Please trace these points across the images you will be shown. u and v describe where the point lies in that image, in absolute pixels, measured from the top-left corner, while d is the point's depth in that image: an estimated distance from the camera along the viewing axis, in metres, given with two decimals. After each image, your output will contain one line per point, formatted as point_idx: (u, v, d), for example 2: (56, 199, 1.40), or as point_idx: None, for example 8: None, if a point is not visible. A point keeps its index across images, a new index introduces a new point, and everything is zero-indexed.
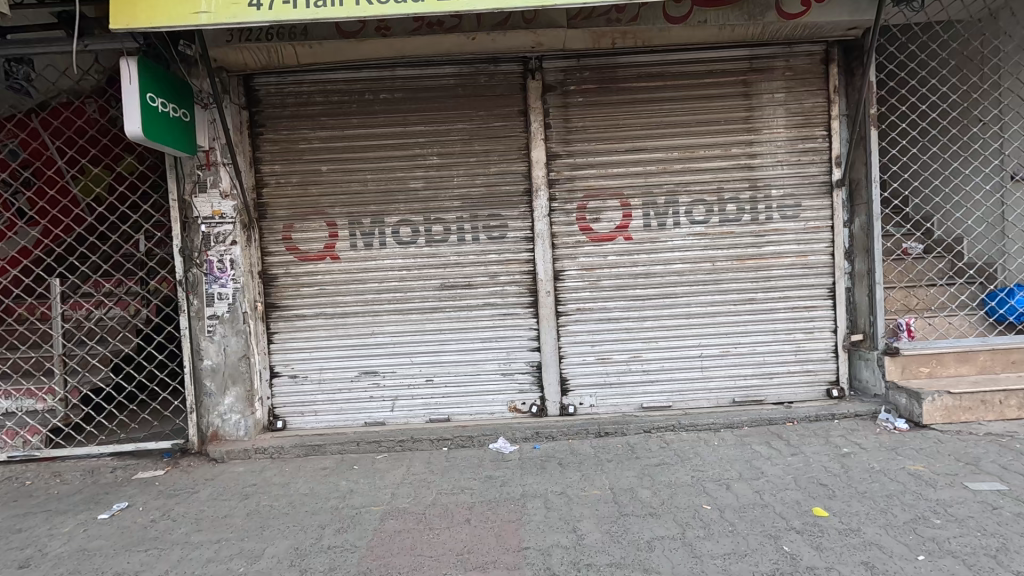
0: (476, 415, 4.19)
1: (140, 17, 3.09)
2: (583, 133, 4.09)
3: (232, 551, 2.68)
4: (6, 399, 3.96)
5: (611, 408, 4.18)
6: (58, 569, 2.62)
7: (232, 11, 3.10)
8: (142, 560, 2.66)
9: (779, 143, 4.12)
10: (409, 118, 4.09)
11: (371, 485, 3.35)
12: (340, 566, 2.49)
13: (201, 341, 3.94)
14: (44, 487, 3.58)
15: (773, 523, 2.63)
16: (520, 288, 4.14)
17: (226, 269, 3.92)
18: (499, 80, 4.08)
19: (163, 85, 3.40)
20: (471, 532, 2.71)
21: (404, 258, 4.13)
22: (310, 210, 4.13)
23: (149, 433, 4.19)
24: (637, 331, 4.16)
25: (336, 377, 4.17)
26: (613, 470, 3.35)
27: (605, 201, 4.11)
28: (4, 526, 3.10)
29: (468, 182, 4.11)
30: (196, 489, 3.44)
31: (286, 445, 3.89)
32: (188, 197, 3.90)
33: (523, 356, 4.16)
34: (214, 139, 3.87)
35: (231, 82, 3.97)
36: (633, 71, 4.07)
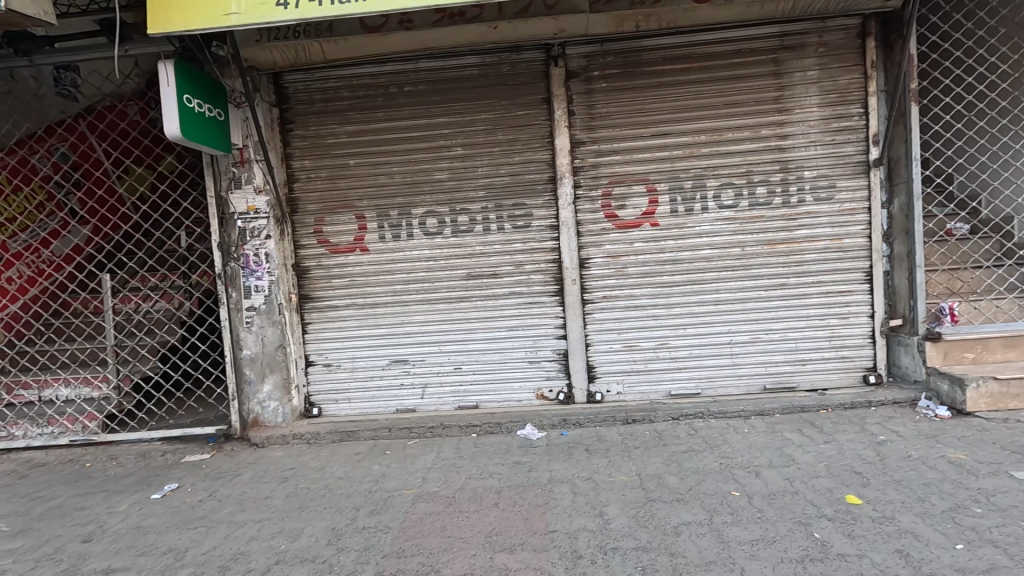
0: (504, 402, 4.25)
1: (174, 18, 3.22)
2: (607, 119, 4.05)
3: (273, 530, 2.82)
4: (66, 387, 4.21)
5: (639, 395, 4.18)
6: (116, 544, 2.81)
7: (261, 11, 3.19)
8: (192, 537, 2.83)
9: (811, 123, 3.99)
10: (434, 110, 4.13)
11: (402, 469, 3.46)
12: (375, 546, 2.59)
13: (240, 332, 4.11)
14: (102, 469, 3.84)
15: (803, 511, 2.60)
16: (546, 277, 4.16)
17: (262, 262, 4.08)
18: (522, 68, 4.06)
19: (198, 85, 3.53)
20: (499, 515, 2.78)
21: (431, 249, 4.20)
22: (339, 203, 4.23)
23: (194, 420, 4.42)
24: (664, 318, 4.13)
25: (368, 366, 4.29)
26: (640, 456, 3.36)
27: (630, 187, 4.07)
28: (68, 504, 3.34)
29: (492, 172, 4.14)
30: (239, 472, 3.62)
31: (322, 432, 4.04)
32: (225, 194, 4.05)
33: (550, 344, 4.19)
34: (247, 137, 4.01)
35: (262, 81, 4.09)
36: (658, 54, 3.99)
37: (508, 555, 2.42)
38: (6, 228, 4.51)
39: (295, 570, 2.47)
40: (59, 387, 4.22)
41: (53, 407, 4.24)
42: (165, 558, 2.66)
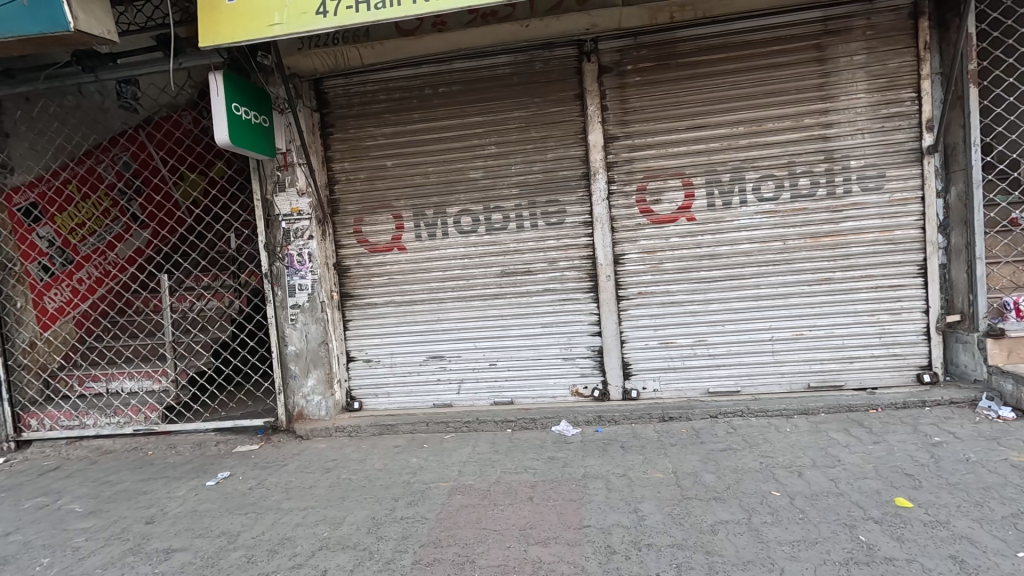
0: (539, 398, 4.28)
1: (224, 34, 3.41)
2: (641, 113, 4.00)
3: (318, 518, 2.95)
4: (131, 380, 4.55)
5: (676, 392, 4.11)
6: (176, 526, 3.01)
7: (302, 20, 3.32)
8: (243, 522, 2.99)
9: (858, 110, 3.82)
10: (468, 110, 4.19)
11: (439, 462, 3.55)
12: (412, 535, 2.67)
13: (285, 328, 4.30)
14: (162, 457, 4.11)
15: (848, 512, 2.51)
16: (580, 273, 4.16)
17: (305, 262, 4.25)
18: (554, 65, 4.07)
19: (244, 93, 3.72)
20: (534, 509, 2.81)
21: (465, 247, 4.26)
22: (377, 204, 4.36)
23: (245, 412, 4.65)
24: (702, 314, 4.04)
25: (406, 361, 4.41)
26: (676, 454, 3.32)
27: (666, 182, 4.01)
28: (133, 488, 3.60)
29: (525, 170, 4.17)
30: (285, 462, 3.80)
31: (363, 424, 4.19)
32: (270, 196, 4.24)
33: (584, 341, 4.19)
34: (291, 142, 4.19)
35: (303, 87, 4.26)
36: (694, 45, 3.91)
37: (542, 549, 2.45)
38: (77, 232, 4.91)
39: (338, 555, 2.57)
40: (125, 380, 4.56)
41: (120, 398, 4.55)
42: (219, 540, 2.82)
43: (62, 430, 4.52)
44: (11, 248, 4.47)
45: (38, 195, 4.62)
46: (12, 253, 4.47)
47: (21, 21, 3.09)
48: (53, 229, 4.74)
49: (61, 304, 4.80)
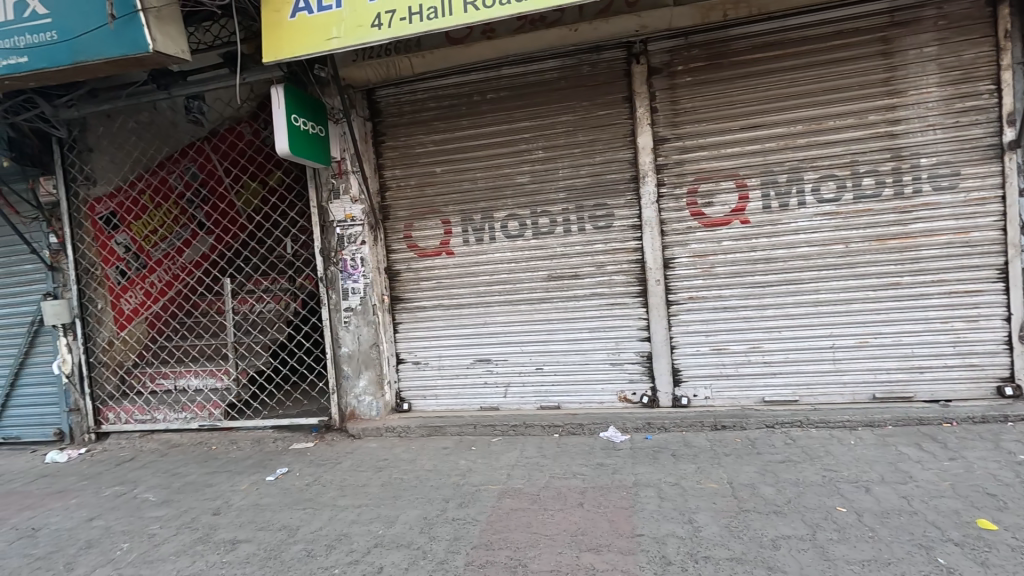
0: (586, 403, 4.24)
1: (285, 49, 3.58)
2: (692, 114, 3.92)
3: (372, 516, 3.03)
4: (197, 378, 4.82)
5: (729, 400, 3.99)
6: (240, 518, 3.17)
7: (357, 33, 3.44)
8: (302, 517, 3.11)
9: (929, 105, 3.60)
10: (515, 115, 4.22)
11: (488, 465, 3.57)
12: (464, 536, 2.71)
13: (339, 330, 4.46)
14: (225, 452, 4.33)
15: (924, 533, 2.36)
16: (628, 277, 4.10)
17: (358, 266, 4.40)
18: (602, 68, 4.04)
19: (302, 105, 3.91)
20: (584, 515, 2.79)
21: (512, 251, 4.29)
22: (427, 209, 4.45)
23: (300, 411, 4.83)
24: (757, 320, 3.90)
25: (454, 364, 4.47)
26: (731, 464, 3.22)
27: (719, 183, 3.90)
28: (200, 480, 3.81)
29: (573, 174, 4.15)
30: (339, 460, 3.93)
31: (412, 426, 4.27)
32: (326, 204, 4.42)
33: (633, 346, 4.12)
34: (344, 150, 4.34)
35: (356, 97, 4.40)
36: (748, 43, 3.79)
37: (594, 555, 2.42)
38: (151, 239, 5.22)
39: (393, 553, 2.63)
40: (191, 377, 4.84)
41: (187, 395, 4.84)
42: (280, 533, 2.94)
43: (137, 423, 4.86)
44: (93, 254, 4.98)
45: (117, 204, 5.05)
46: (94, 259, 4.98)
47: (106, 45, 3.35)
48: (130, 237, 5.12)
49: (136, 305, 5.17)
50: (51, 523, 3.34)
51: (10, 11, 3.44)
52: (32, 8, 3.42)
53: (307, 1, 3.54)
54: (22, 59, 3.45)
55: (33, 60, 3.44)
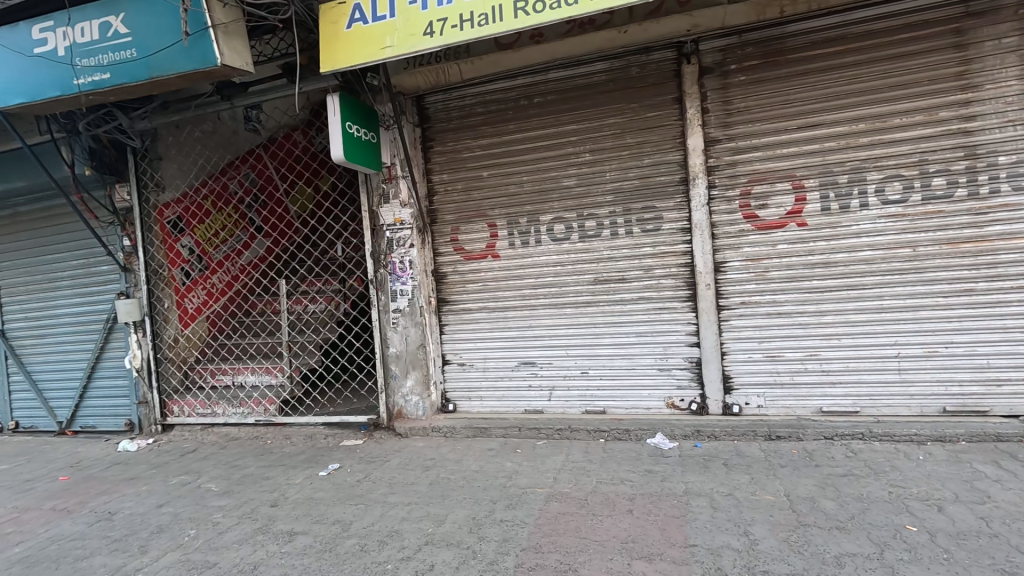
0: (632, 409, 4.19)
1: (341, 59, 3.72)
2: (745, 114, 3.81)
3: (422, 514, 3.09)
4: (252, 375, 5.05)
5: (784, 410, 3.84)
6: (296, 511, 3.29)
7: (410, 42, 3.53)
8: (354, 512, 3.20)
9: (1008, 100, 3.38)
10: (562, 119, 4.22)
11: (533, 468, 3.58)
12: (513, 538, 2.72)
13: (388, 331, 4.59)
14: (280, 446, 4.51)
15: (1007, 557, 2.21)
16: (677, 281, 4.02)
17: (406, 269, 4.50)
18: (652, 69, 3.99)
19: (356, 113, 4.06)
20: (634, 522, 2.74)
21: (558, 254, 4.28)
22: (473, 213, 4.51)
23: (350, 409, 4.98)
24: (815, 327, 3.75)
25: (498, 366, 4.50)
26: (788, 476, 3.10)
27: (773, 185, 3.78)
28: (257, 473, 3.99)
29: (620, 176, 4.12)
30: (388, 458, 4.03)
31: (457, 426, 4.33)
32: (376, 208, 4.56)
33: (681, 351, 4.04)
34: (395, 156, 4.46)
35: (406, 104, 4.52)
36: (807, 39, 3.66)
37: (646, 564, 2.39)
38: (212, 241, 5.51)
39: (443, 552, 2.67)
40: (248, 374, 5.08)
41: (244, 391, 5.07)
42: (334, 527, 3.04)
43: (198, 417, 5.13)
44: (162, 255, 5.28)
45: (183, 209, 5.34)
46: (162, 261, 5.28)
47: (179, 59, 3.57)
48: (194, 240, 5.43)
49: (198, 304, 5.48)
50: (124, 508, 3.57)
51: (95, 31, 3.72)
52: (115, 27, 3.69)
53: (362, 12, 3.66)
54: (105, 76, 3.72)
55: (115, 75, 3.70)
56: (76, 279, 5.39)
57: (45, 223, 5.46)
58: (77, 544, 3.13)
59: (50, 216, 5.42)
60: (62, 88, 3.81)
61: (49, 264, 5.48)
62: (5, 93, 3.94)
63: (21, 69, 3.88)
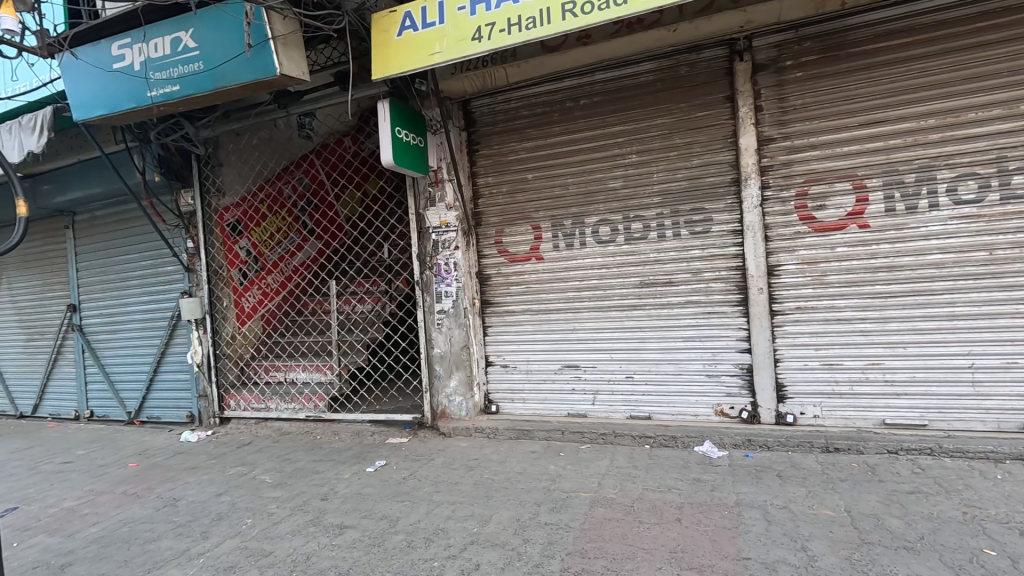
0: (679, 415, 4.08)
1: (391, 66, 3.82)
2: (802, 112, 3.66)
3: (466, 513, 3.11)
4: (304, 372, 5.27)
5: (843, 421, 3.65)
6: (346, 505, 3.39)
7: (458, 47, 3.59)
8: (401, 508, 3.27)
9: None
10: (609, 120, 4.18)
11: (578, 472, 3.55)
12: (558, 542, 2.70)
13: (433, 332, 4.67)
14: (329, 442, 4.66)
15: None
16: (728, 285, 3.91)
17: (451, 271, 4.57)
18: (701, 68, 3.90)
19: (405, 118, 4.16)
20: (683, 532, 2.67)
21: (603, 257, 4.24)
22: (518, 215, 4.52)
23: (395, 407, 5.09)
24: (878, 335, 3.55)
25: (541, 369, 4.49)
26: (848, 490, 2.95)
27: (833, 185, 3.61)
28: (308, 467, 4.14)
29: (668, 177, 4.03)
30: (432, 456, 4.09)
31: (500, 428, 4.35)
32: (423, 210, 4.66)
33: (731, 357, 3.92)
34: (441, 159, 4.55)
35: (453, 108, 4.60)
36: (870, 31, 3.48)
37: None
38: (268, 243, 5.81)
39: (489, 552, 2.69)
40: (299, 371, 5.30)
41: (295, 387, 5.27)
42: (382, 523, 3.11)
43: (253, 411, 5.37)
44: (221, 256, 5.56)
45: (242, 212, 5.63)
46: (222, 261, 5.55)
47: (241, 71, 3.76)
48: (250, 242, 5.72)
49: (254, 303, 5.76)
50: (187, 495, 3.78)
51: (167, 46, 3.96)
52: (184, 42, 3.92)
53: (413, 19, 3.75)
54: (174, 88, 3.97)
55: (184, 87, 3.94)
56: (145, 279, 5.76)
57: (119, 226, 5.87)
58: (145, 527, 3.33)
59: (124, 219, 5.82)
60: (136, 100, 4.09)
61: (122, 264, 5.88)
62: (87, 106, 4.26)
63: (101, 83, 4.18)
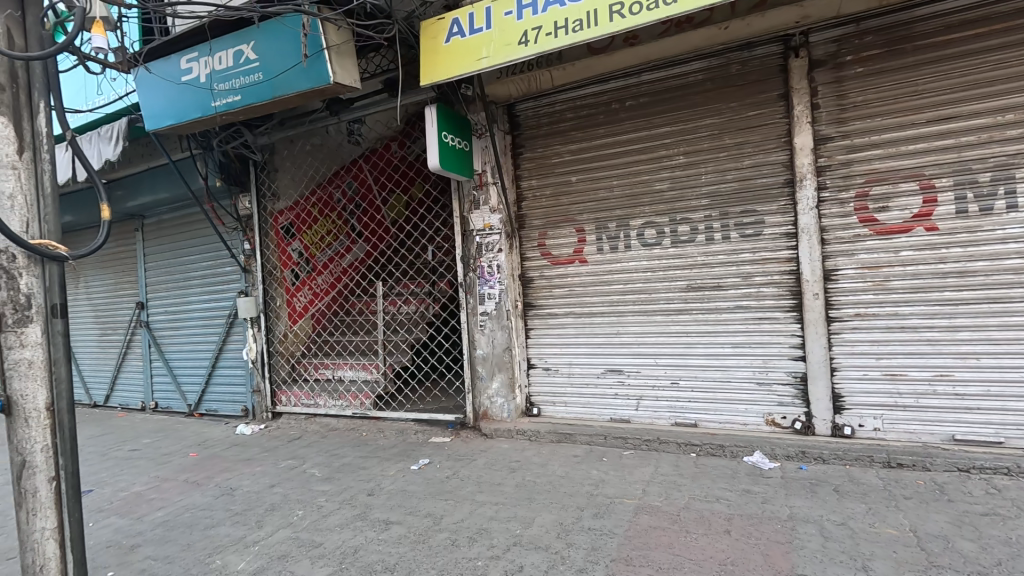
0: (726, 424, 3.96)
1: (439, 72, 3.89)
2: (863, 109, 3.49)
3: (509, 514, 3.13)
4: (352, 371, 5.42)
5: (907, 435, 3.44)
6: (391, 501, 3.47)
7: (505, 52, 3.62)
8: (445, 507, 3.32)
9: None
10: (655, 121, 4.11)
11: (621, 478, 3.50)
12: (602, 548, 2.67)
13: (476, 334, 4.72)
14: (374, 439, 4.78)
15: None
16: (780, 290, 3.76)
17: (494, 273, 4.61)
18: (754, 66, 3.78)
19: (451, 123, 4.23)
20: (733, 544, 2.59)
21: (649, 260, 4.17)
22: (561, 218, 4.51)
23: (437, 407, 5.17)
24: (946, 345, 3.33)
25: (584, 372, 4.46)
26: (914, 509, 2.77)
27: (896, 185, 3.42)
28: (355, 462, 4.26)
29: (717, 179, 3.93)
30: (475, 457, 4.12)
31: (542, 430, 4.34)
32: (467, 214, 4.73)
33: (783, 365, 3.77)
34: (486, 163, 4.61)
35: (498, 112, 4.65)
36: (940, 22, 3.29)
37: None
38: (318, 245, 6.04)
39: (532, 554, 2.68)
40: (346, 369, 5.45)
41: (343, 385, 5.44)
42: (426, 520, 3.17)
43: (303, 407, 5.56)
44: (275, 258, 5.81)
45: (295, 216, 5.87)
46: (276, 262, 5.80)
47: (298, 80, 3.93)
48: (302, 244, 5.96)
49: (305, 303, 5.99)
50: (243, 485, 3.96)
51: (230, 58, 4.19)
52: (245, 54, 4.13)
53: (460, 26, 3.82)
54: (235, 98, 4.19)
55: (245, 97, 4.15)
56: (206, 279, 6.09)
57: (183, 229, 6.23)
58: (205, 513, 3.52)
59: (187, 223, 6.18)
60: (201, 110, 4.34)
61: (185, 265, 6.24)
62: (158, 116, 4.56)
63: (170, 95, 4.46)
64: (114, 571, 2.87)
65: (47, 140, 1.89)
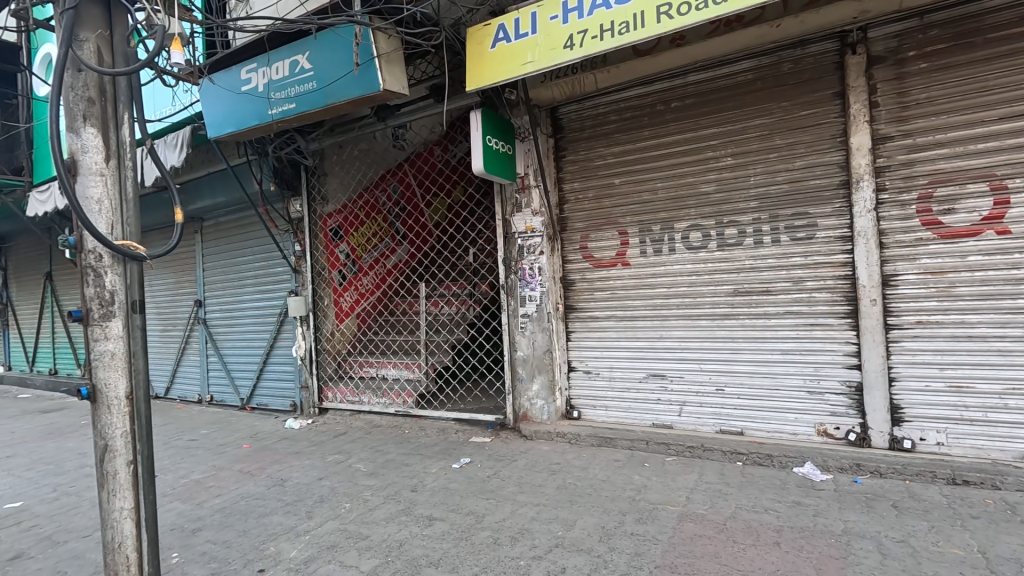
0: (774, 433, 3.84)
1: (484, 76, 3.96)
2: (926, 106, 3.33)
3: (551, 516, 3.14)
4: (395, 370, 5.57)
5: (974, 451, 3.24)
6: (434, 498, 3.54)
7: (551, 55, 3.65)
8: (487, 505, 3.36)
9: None
10: (702, 123, 4.04)
11: (664, 484, 3.45)
12: (646, 553, 2.65)
13: (517, 335, 4.75)
14: (416, 436, 4.88)
15: None
16: (834, 295, 3.63)
17: (535, 275, 4.64)
18: (807, 63, 3.67)
19: (495, 126, 4.30)
20: (783, 556, 2.52)
21: (694, 263, 4.10)
22: (604, 220, 4.49)
23: (478, 407, 5.25)
24: (1020, 356, 3.13)
25: (625, 376, 4.42)
26: (981, 529, 2.62)
27: (964, 186, 3.24)
28: (398, 459, 4.37)
29: (767, 180, 3.82)
30: (515, 458, 4.15)
31: (582, 433, 4.33)
32: (510, 217, 4.79)
33: (836, 374, 3.63)
34: (528, 166, 4.66)
35: (541, 115, 4.68)
36: (1013, 13, 3.10)
37: None
38: (363, 246, 6.22)
39: (574, 556, 2.69)
40: (389, 368, 5.61)
41: (386, 383, 5.58)
42: (469, 518, 3.22)
43: (348, 403, 5.77)
44: (323, 259, 6.03)
45: (342, 219, 6.07)
46: (324, 263, 6.03)
47: (348, 87, 4.07)
48: (349, 245, 6.15)
49: (351, 303, 6.16)
50: (293, 477, 4.13)
51: (287, 68, 4.40)
52: (301, 64, 4.33)
53: (506, 31, 3.87)
54: (290, 105, 4.39)
55: (299, 104, 4.34)
56: (259, 279, 6.38)
57: (239, 231, 6.55)
58: (259, 502, 3.69)
59: (243, 225, 6.50)
60: (258, 118, 4.57)
61: (240, 265, 6.56)
62: (219, 124, 4.82)
63: (230, 104, 4.71)
64: (179, 552, 3.05)
65: (129, 148, 2.05)
